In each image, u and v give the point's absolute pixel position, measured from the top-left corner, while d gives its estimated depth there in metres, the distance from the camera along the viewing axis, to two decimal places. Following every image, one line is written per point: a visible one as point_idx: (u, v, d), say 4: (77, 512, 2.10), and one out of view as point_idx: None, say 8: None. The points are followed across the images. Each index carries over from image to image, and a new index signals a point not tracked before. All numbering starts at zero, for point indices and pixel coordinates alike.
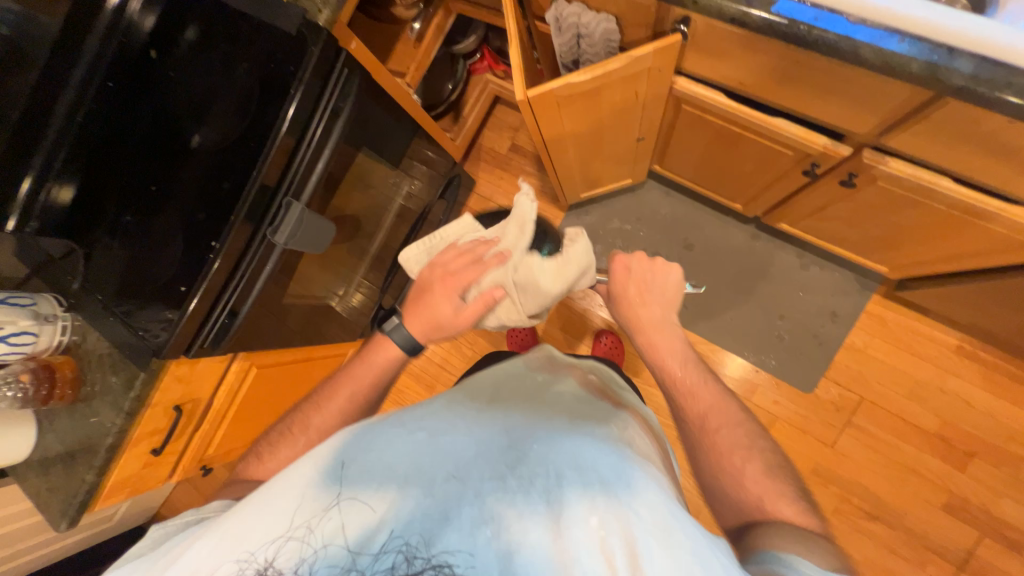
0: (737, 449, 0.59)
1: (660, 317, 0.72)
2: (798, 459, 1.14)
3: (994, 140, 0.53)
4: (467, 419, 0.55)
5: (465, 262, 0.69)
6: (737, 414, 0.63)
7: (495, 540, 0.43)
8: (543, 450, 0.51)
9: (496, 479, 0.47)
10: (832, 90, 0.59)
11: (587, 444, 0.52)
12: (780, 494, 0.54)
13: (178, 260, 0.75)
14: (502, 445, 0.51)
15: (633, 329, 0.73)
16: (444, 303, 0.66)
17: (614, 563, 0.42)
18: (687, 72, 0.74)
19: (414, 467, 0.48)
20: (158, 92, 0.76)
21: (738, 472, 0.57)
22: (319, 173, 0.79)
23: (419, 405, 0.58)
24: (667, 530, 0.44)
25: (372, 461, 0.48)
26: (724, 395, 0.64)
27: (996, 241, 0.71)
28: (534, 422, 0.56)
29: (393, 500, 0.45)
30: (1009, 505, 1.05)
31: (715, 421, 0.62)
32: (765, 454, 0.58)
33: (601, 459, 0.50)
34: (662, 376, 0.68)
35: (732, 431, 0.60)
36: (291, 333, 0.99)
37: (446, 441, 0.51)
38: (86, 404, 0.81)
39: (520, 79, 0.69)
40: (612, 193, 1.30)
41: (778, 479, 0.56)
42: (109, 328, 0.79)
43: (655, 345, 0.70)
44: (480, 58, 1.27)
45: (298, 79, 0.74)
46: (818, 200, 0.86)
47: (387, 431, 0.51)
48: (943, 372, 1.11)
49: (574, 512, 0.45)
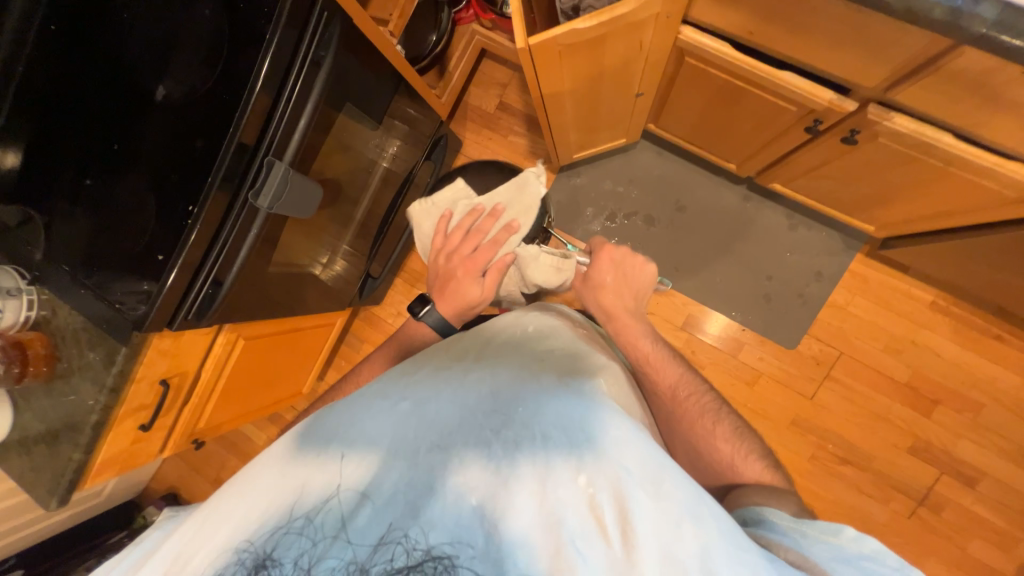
0: (707, 415, 0.66)
1: (631, 303, 0.77)
2: (779, 411, 1.21)
3: (1003, 93, 0.53)
4: (449, 382, 0.53)
5: (480, 247, 0.79)
6: (699, 383, 0.70)
7: (484, 508, 0.44)
8: (528, 410, 0.50)
9: (480, 445, 0.47)
10: (843, 40, 0.58)
11: (573, 399, 0.51)
12: (746, 450, 0.63)
13: (150, 224, 0.70)
14: (486, 408, 0.50)
15: (605, 316, 0.76)
16: (469, 285, 0.77)
17: (602, 520, 0.44)
18: (694, 20, 0.71)
19: (398, 441, 0.48)
20: (112, 40, 0.70)
21: (710, 435, 0.65)
22: (303, 130, 0.72)
23: (403, 370, 0.56)
24: (654, 482, 0.45)
25: (358, 438, 0.48)
26: (687, 367, 0.72)
27: (987, 197, 0.73)
28: (523, 376, 0.54)
29: (382, 476, 0.46)
30: (968, 445, 1.14)
31: (684, 392, 0.68)
32: (729, 417, 0.67)
33: (586, 416, 0.49)
34: (635, 357, 0.71)
35: (699, 400, 0.68)
36: (276, 302, 0.96)
37: (429, 409, 0.50)
38: (64, 381, 0.76)
39: (520, 25, 0.66)
40: (605, 154, 1.27)
41: (743, 437, 0.64)
42: (81, 301, 0.74)
43: (627, 329, 0.73)
44: (466, 7, 1.19)
45: (275, 22, 0.66)
46: (816, 158, 0.86)
47: (370, 405, 0.51)
48: (917, 326, 1.17)
49: (560, 474, 0.45)
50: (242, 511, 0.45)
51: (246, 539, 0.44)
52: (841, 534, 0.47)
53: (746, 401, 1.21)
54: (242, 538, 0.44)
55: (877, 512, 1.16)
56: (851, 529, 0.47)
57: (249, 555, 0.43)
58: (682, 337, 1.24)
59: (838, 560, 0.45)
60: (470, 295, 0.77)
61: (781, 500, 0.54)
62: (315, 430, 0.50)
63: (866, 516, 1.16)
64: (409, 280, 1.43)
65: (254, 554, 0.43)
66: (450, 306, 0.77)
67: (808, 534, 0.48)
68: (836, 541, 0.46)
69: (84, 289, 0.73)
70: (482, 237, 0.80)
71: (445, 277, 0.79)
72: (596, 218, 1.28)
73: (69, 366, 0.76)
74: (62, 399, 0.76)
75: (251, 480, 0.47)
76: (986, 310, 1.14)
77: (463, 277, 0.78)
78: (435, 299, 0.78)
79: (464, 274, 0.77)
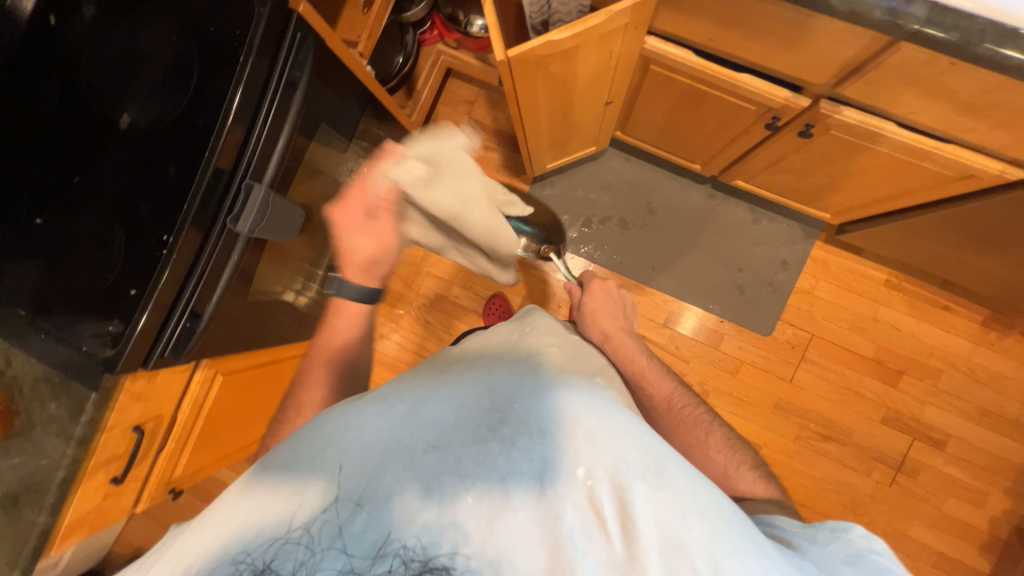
0: (701, 425, 0.67)
1: (622, 323, 0.78)
2: (763, 396, 1.26)
3: (937, 82, 0.59)
4: (446, 382, 0.51)
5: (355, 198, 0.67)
6: (691, 396, 0.71)
7: (484, 508, 0.41)
8: (525, 406, 0.48)
9: (479, 444, 0.45)
10: (796, 43, 0.63)
11: (570, 395, 0.50)
12: (739, 460, 0.64)
13: (121, 257, 0.66)
14: (483, 407, 0.48)
15: (602, 336, 0.76)
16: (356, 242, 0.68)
17: (602, 512, 0.43)
18: (657, 31, 0.75)
19: (395, 443, 0.44)
20: (69, 66, 0.66)
21: (704, 445, 0.66)
22: (281, 151, 0.71)
23: (399, 376, 0.54)
24: (654, 473, 0.44)
25: (352, 442, 0.44)
26: (679, 381, 0.73)
27: (927, 178, 0.80)
28: (519, 373, 0.53)
29: (378, 480, 0.42)
30: (933, 410, 1.23)
31: (679, 403, 0.69)
32: (721, 427, 0.68)
33: (584, 411, 0.48)
34: (630, 371, 0.71)
35: (693, 411, 0.69)
36: (253, 331, 0.91)
37: (426, 410, 0.48)
38: (23, 439, 0.68)
39: (497, 40, 0.70)
40: (575, 162, 1.31)
41: (736, 448, 0.66)
42: (37, 348, 0.67)
43: (623, 346, 0.74)
44: (430, 27, 1.20)
45: (247, 43, 0.65)
46: (775, 152, 0.92)
47: (365, 407, 0.47)
48: (876, 304, 1.26)
49: (561, 469, 0.44)
50: (231, 523, 0.41)
51: (238, 553, 0.40)
52: (849, 531, 0.48)
53: (731, 390, 1.26)
54: (237, 549, 0.40)
55: (861, 483, 1.22)
56: (860, 527, 0.48)
57: (244, 567, 0.39)
58: (664, 333, 1.28)
59: (848, 557, 0.46)
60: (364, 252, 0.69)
61: (783, 508, 0.56)
62: (307, 434, 0.46)
63: (851, 488, 1.22)
64: (390, 301, 1.36)
65: (251, 565, 0.39)
66: (361, 277, 0.71)
67: (815, 532, 0.49)
68: (845, 537, 0.47)
69: (43, 333, 0.66)
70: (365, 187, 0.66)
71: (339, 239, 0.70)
72: (573, 225, 1.31)
73: (29, 421, 0.68)
74: (19, 458, 0.68)
75: (245, 489, 0.43)
76: (933, 283, 1.24)
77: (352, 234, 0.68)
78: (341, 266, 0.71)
79: (345, 230, 0.68)
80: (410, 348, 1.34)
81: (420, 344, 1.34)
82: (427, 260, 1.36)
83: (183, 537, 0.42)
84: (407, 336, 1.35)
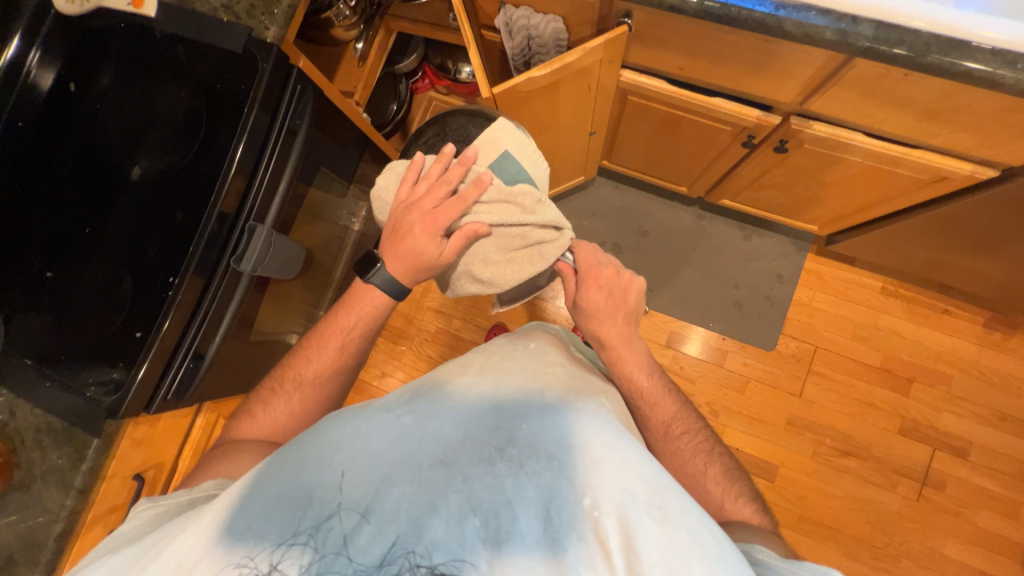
0: (700, 454, 0.64)
1: (625, 328, 0.70)
2: (774, 413, 1.23)
3: (895, 92, 0.63)
4: (455, 398, 0.50)
5: (438, 198, 0.63)
6: (695, 420, 0.68)
7: (489, 531, 0.40)
8: (532, 427, 0.47)
9: (485, 463, 0.44)
10: (760, 66, 0.68)
11: (577, 417, 0.48)
12: (736, 493, 0.62)
13: (127, 302, 0.68)
14: (490, 424, 0.47)
15: (600, 344, 0.69)
16: (428, 246, 0.64)
17: (607, 545, 0.41)
18: (631, 64, 0.81)
19: (402, 457, 0.44)
20: (86, 127, 0.71)
21: (701, 476, 0.63)
22: (283, 193, 0.75)
23: (407, 387, 0.54)
24: (660, 507, 0.42)
25: (361, 450, 0.44)
26: (682, 403, 0.69)
27: (905, 183, 0.83)
28: (528, 391, 0.51)
29: (383, 492, 0.42)
30: (949, 417, 1.20)
31: (677, 429, 0.66)
32: (721, 457, 0.65)
33: (593, 435, 0.46)
34: (630, 390, 0.67)
35: (693, 438, 0.66)
36: (256, 371, 0.92)
37: (435, 423, 0.47)
38: (20, 494, 0.64)
39: (484, 79, 0.76)
40: (567, 193, 1.36)
41: (734, 480, 0.63)
42: (41, 398, 0.66)
43: (622, 359, 0.68)
44: (422, 77, 1.29)
45: (251, 96, 0.70)
46: (756, 169, 0.96)
47: (373, 416, 0.47)
48: (875, 312, 1.26)
49: (565, 495, 0.42)
50: (235, 523, 0.42)
51: (245, 556, 0.40)
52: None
53: (741, 409, 1.24)
54: (242, 552, 0.40)
55: (887, 500, 1.17)
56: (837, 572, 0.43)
57: (248, 571, 0.39)
58: (667, 354, 1.27)
59: None
60: (420, 257, 0.64)
61: (768, 542, 0.54)
62: (311, 442, 0.46)
63: (878, 506, 1.17)
64: (391, 338, 1.36)
65: (254, 569, 0.39)
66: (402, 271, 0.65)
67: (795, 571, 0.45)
68: None
69: (49, 382, 0.67)
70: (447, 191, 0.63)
71: (397, 228, 0.65)
72: None
73: (30, 474, 0.65)
74: (12, 517, 0.63)
75: (252, 492, 0.43)
76: (930, 288, 1.25)
77: (417, 233, 0.63)
78: (387, 255, 0.65)
79: (423, 229, 0.63)
80: None
81: None
82: (428, 294, 1.38)
83: (183, 539, 0.42)
84: (409, 372, 1.34)
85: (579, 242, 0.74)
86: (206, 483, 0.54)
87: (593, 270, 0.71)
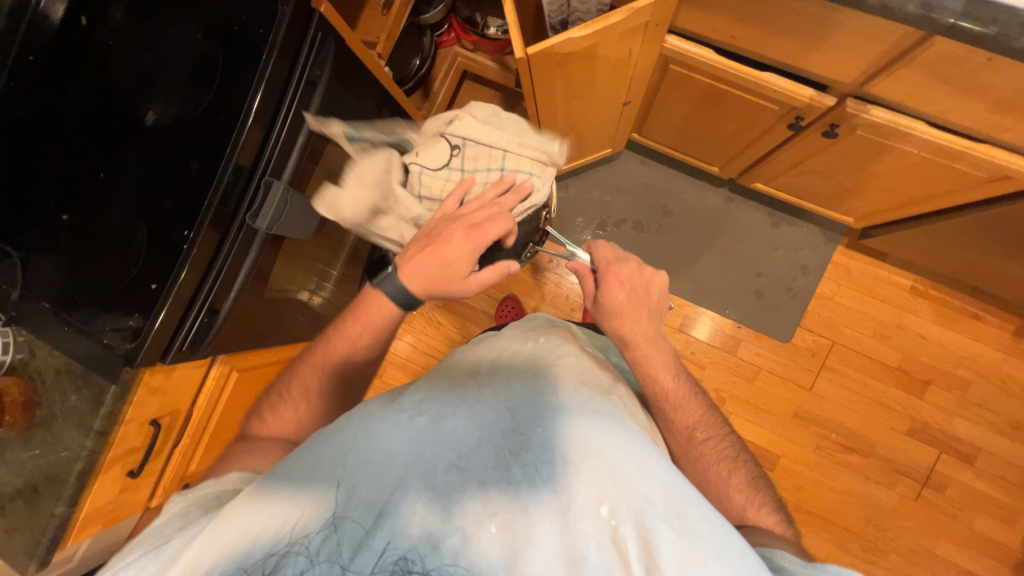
0: (724, 461, 0.64)
1: (649, 326, 0.70)
2: (781, 404, 1.23)
3: (973, 78, 0.57)
4: (467, 396, 0.49)
5: (490, 215, 0.66)
6: (720, 424, 0.68)
7: (505, 541, 0.39)
8: (547, 430, 0.46)
9: (500, 468, 0.43)
10: (823, 38, 0.62)
11: (593, 420, 0.47)
12: (760, 502, 0.61)
13: (142, 253, 0.66)
14: (504, 428, 0.46)
15: (623, 342, 0.69)
16: (461, 259, 0.64)
17: (626, 554, 0.40)
18: (677, 29, 0.75)
19: (415, 459, 0.43)
20: (96, 64, 0.68)
21: (725, 483, 0.62)
22: (300, 150, 0.71)
23: (415, 385, 0.53)
24: (678, 515, 0.41)
25: (373, 453, 0.43)
26: (707, 407, 0.68)
27: (963, 180, 0.77)
28: (542, 394, 0.50)
29: (396, 497, 0.41)
30: (960, 422, 1.18)
31: (702, 434, 0.65)
32: (746, 464, 0.65)
33: (610, 442, 0.45)
34: (654, 393, 0.67)
35: (717, 444, 0.65)
36: (264, 334, 0.90)
37: (449, 424, 0.46)
38: (45, 429, 0.69)
39: (518, 36, 0.70)
40: (591, 164, 1.30)
41: (759, 488, 0.62)
42: (64, 341, 0.68)
43: (647, 359, 0.67)
44: (448, 30, 1.21)
45: (270, 43, 0.65)
46: (799, 153, 0.90)
47: (384, 418, 0.46)
48: (901, 311, 1.22)
49: (581, 502, 0.42)
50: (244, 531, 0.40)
51: (235, 564, 0.39)
52: None
53: (749, 398, 1.23)
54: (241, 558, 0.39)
55: (885, 497, 1.18)
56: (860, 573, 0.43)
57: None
58: (678, 337, 1.26)
59: None
60: (450, 266, 0.64)
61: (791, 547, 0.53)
62: (324, 444, 0.45)
63: (875, 502, 1.18)
64: None
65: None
66: (416, 281, 0.64)
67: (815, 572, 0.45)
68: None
69: (67, 326, 0.67)
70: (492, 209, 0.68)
71: (434, 239, 0.65)
72: (586, 227, 1.30)
73: (51, 413, 0.69)
74: (45, 448, 0.69)
75: (265, 491, 0.42)
76: (962, 291, 1.20)
77: (456, 241, 0.64)
78: (401, 263, 0.64)
79: (449, 249, 0.64)
80: (419, 350, 1.34)
81: (431, 345, 1.34)
82: None
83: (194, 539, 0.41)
84: (418, 338, 1.34)
85: (596, 242, 0.78)
86: (232, 475, 0.53)
87: (617, 267, 0.72)
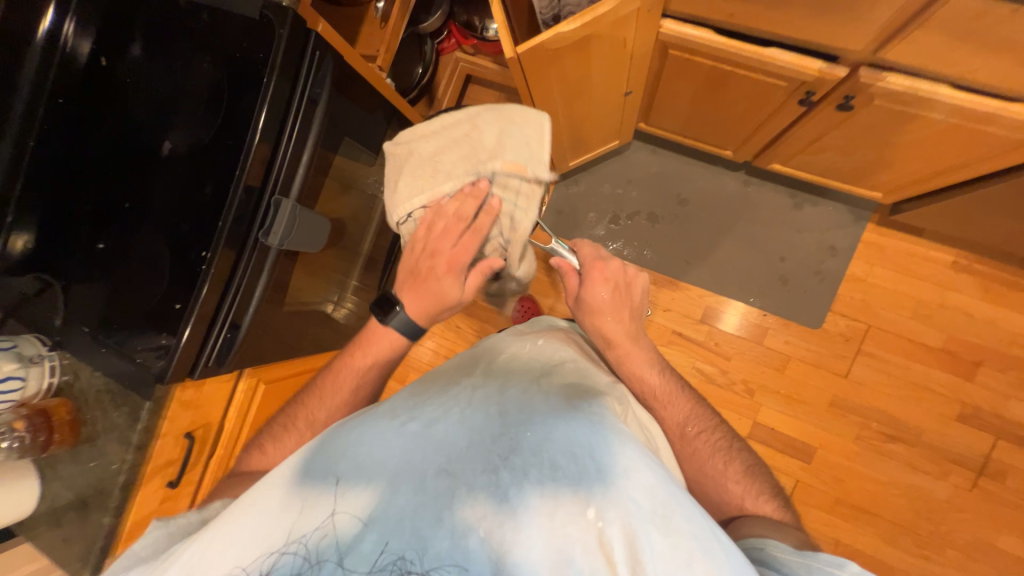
0: (718, 454, 0.62)
1: (631, 323, 0.68)
2: (815, 394, 1.17)
3: (996, 34, 0.53)
4: (458, 399, 0.49)
5: (462, 237, 0.65)
6: (709, 416, 0.66)
7: (493, 544, 0.40)
8: (536, 434, 0.45)
9: (489, 472, 0.43)
10: (827, 8, 0.59)
11: (583, 422, 0.46)
12: (757, 491, 0.60)
13: (167, 275, 0.70)
14: (493, 432, 0.45)
15: (605, 342, 0.68)
16: (450, 287, 0.65)
17: (612, 556, 0.40)
18: (673, 13, 0.73)
19: (404, 466, 0.43)
20: (118, 100, 0.72)
21: (721, 475, 0.61)
22: (306, 167, 0.74)
23: (408, 389, 0.53)
24: (663, 516, 0.41)
25: (365, 459, 0.44)
26: (695, 400, 0.66)
27: (998, 143, 0.72)
28: (533, 397, 0.49)
29: (385, 502, 0.41)
30: (1017, 406, 1.09)
31: (694, 430, 0.63)
32: (739, 454, 0.63)
33: (600, 443, 0.44)
34: (642, 390, 0.65)
35: (710, 438, 0.63)
36: (291, 347, 0.93)
37: (439, 429, 0.46)
38: (91, 445, 0.74)
39: (507, 37, 0.71)
40: (601, 158, 1.28)
41: (754, 476, 0.62)
42: (102, 362, 0.72)
43: (630, 356, 0.66)
44: (447, 36, 1.22)
45: (270, 65, 0.67)
46: (816, 129, 0.86)
47: (376, 423, 0.47)
48: (944, 289, 1.14)
49: (568, 504, 0.41)
50: (247, 536, 0.42)
51: (240, 565, 0.41)
52: (844, 569, 0.43)
53: (780, 388, 1.18)
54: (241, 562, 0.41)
55: (936, 488, 1.10)
56: (854, 564, 0.43)
57: None
58: (701, 329, 1.22)
59: None
60: (439, 293, 0.65)
61: (784, 534, 0.53)
62: (319, 451, 0.46)
63: (926, 494, 1.11)
64: None
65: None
66: (418, 309, 0.66)
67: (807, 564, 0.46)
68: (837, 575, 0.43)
69: (105, 348, 0.72)
70: (465, 226, 0.65)
71: (419, 272, 0.66)
72: (600, 223, 1.28)
73: (95, 429, 0.75)
74: (93, 463, 0.74)
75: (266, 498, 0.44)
76: (1012, 263, 1.11)
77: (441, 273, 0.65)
78: (401, 299, 0.67)
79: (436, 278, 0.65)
80: (440, 354, 1.35)
81: (451, 349, 1.35)
82: None
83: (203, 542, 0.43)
84: (438, 342, 1.36)
85: (580, 241, 0.74)
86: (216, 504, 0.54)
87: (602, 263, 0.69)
